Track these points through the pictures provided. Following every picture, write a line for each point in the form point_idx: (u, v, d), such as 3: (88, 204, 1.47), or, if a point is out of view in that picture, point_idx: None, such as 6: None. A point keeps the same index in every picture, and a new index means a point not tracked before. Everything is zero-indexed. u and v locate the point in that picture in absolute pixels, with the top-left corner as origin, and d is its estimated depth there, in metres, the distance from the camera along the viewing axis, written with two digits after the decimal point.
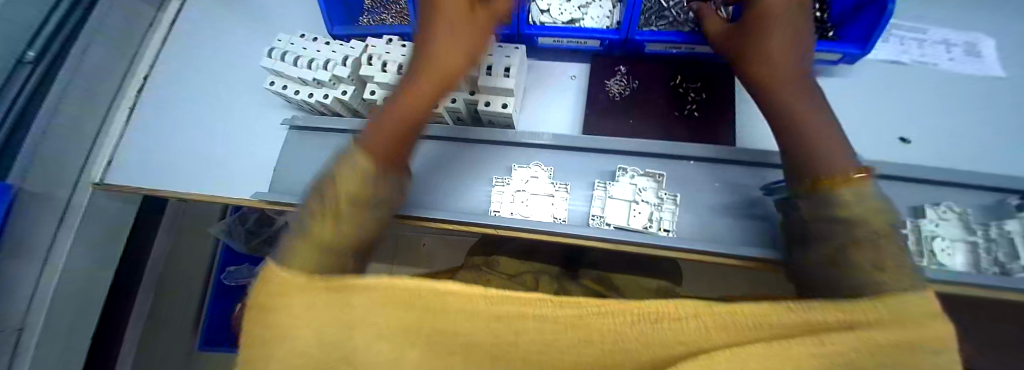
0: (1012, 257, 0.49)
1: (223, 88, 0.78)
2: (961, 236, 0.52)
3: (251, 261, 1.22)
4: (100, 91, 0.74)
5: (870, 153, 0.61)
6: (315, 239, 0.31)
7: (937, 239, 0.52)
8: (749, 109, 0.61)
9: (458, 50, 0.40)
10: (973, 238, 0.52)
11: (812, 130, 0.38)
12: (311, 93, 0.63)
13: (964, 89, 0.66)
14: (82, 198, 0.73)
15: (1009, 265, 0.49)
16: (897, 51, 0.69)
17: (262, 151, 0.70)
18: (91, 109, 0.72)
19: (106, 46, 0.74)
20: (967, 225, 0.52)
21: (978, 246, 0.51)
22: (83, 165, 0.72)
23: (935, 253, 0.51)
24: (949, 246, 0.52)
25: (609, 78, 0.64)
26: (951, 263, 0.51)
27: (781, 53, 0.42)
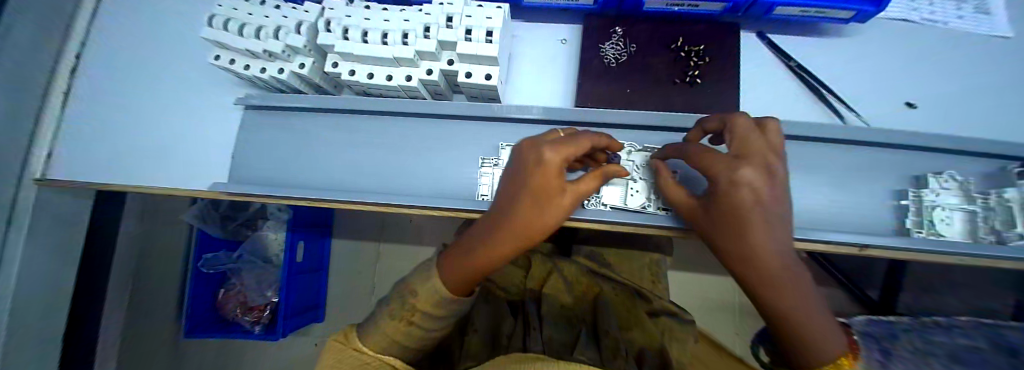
0: (1008, 226, 0.49)
1: (162, 64, 0.67)
2: (961, 205, 0.51)
3: (228, 247, 1.24)
4: (36, 75, 0.60)
5: (872, 121, 0.56)
6: (396, 330, 0.40)
7: (938, 209, 0.50)
8: (753, 74, 0.57)
9: (544, 206, 0.40)
10: (971, 207, 0.50)
11: (792, 310, 0.36)
12: (263, 67, 0.54)
13: (977, 50, 0.59)
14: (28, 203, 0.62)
15: (1005, 233, 0.49)
16: (908, 7, 0.62)
17: (215, 136, 0.62)
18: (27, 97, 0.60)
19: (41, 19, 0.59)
20: (967, 194, 0.51)
21: (978, 215, 0.50)
22: (21, 161, 0.60)
23: (934, 223, 0.50)
24: (948, 216, 0.51)
25: (604, 41, 0.57)
26: (948, 234, 0.50)
27: (769, 233, 0.35)
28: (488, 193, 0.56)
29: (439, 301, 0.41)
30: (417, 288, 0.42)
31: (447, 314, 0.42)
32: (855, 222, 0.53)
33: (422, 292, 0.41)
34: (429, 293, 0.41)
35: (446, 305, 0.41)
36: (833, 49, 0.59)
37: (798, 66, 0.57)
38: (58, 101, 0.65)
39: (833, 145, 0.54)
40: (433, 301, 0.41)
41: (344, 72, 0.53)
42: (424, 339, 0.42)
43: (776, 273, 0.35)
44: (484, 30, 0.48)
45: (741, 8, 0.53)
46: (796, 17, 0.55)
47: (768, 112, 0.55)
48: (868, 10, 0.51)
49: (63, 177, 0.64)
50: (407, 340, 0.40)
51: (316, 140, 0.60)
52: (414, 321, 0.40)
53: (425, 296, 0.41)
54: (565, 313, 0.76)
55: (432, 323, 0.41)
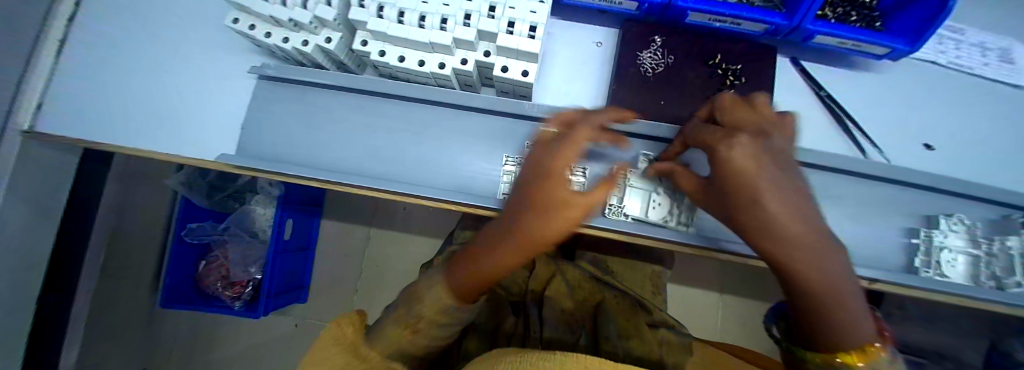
0: (1008, 273, 0.50)
1: (169, 20, 0.63)
2: (964, 248, 0.53)
3: (215, 218, 1.19)
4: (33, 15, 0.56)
5: (895, 158, 0.57)
6: (399, 338, 0.42)
7: (945, 250, 0.52)
8: (784, 99, 0.57)
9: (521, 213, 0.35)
10: (976, 250, 0.52)
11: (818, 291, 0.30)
12: (286, 37, 0.51)
13: (993, 100, 0.61)
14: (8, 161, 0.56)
15: (1005, 280, 0.50)
16: (937, 50, 0.62)
17: (223, 105, 0.59)
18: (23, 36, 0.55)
19: None
20: (973, 239, 0.52)
21: (980, 259, 0.52)
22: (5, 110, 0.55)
23: (941, 264, 0.52)
24: (953, 258, 0.52)
25: (643, 49, 0.56)
26: (952, 274, 0.52)
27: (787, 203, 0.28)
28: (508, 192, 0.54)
29: (441, 306, 0.42)
30: (423, 296, 0.44)
31: (454, 321, 0.43)
32: (867, 255, 0.54)
33: (429, 300, 0.42)
34: (434, 301, 0.42)
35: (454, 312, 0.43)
36: (863, 83, 0.59)
37: (828, 96, 0.56)
38: (50, 49, 0.60)
39: (855, 178, 0.54)
40: (436, 309, 0.42)
41: (374, 52, 0.50)
42: (430, 342, 0.44)
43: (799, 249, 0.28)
44: (528, 25, 0.46)
45: (782, 32, 0.53)
46: (832, 47, 0.55)
47: (794, 139, 0.56)
48: (903, 49, 0.52)
49: (48, 130, 0.59)
50: (417, 344, 0.43)
51: (331, 119, 0.57)
52: (419, 328, 0.42)
53: (431, 306, 0.42)
54: (567, 318, 0.73)
55: (437, 330, 0.43)
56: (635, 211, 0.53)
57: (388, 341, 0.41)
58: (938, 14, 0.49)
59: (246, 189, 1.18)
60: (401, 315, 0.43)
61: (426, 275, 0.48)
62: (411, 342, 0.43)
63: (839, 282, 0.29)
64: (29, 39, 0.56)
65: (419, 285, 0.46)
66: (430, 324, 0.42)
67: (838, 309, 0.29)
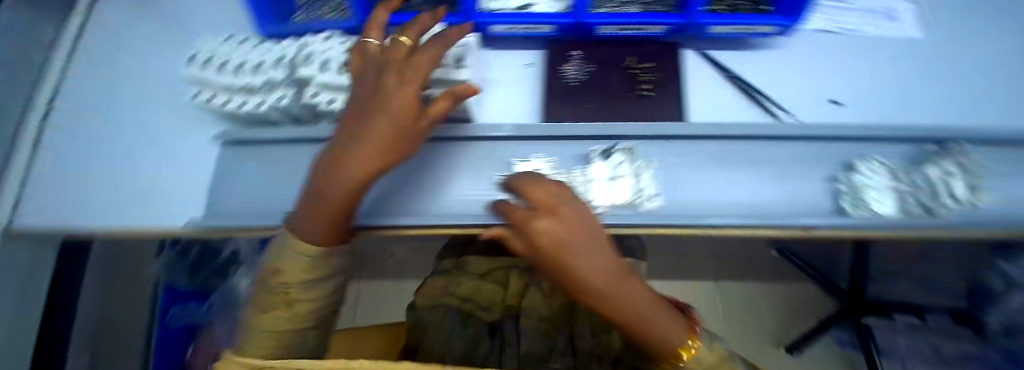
0: (936, 199, 0.54)
1: (142, 106, 0.69)
2: (891, 185, 0.56)
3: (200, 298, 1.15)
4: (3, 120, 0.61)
5: (807, 117, 0.62)
6: (274, 316, 0.46)
7: (871, 189, 0.55)
8: (699, 84, 0.63)
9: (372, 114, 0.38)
10: (901, 184, 0.56)
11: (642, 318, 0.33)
12: (242, 101, 0.56)
13: (887, 54, 0.69)
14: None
15: (933, 206, 0.54)
16: (823, 20, 0.72)
17: (191, 174, 0.63)
18: None
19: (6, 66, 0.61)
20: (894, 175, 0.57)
21: (906, 192, 0.56)
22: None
23: (870, 203, 0.54)
24: (882, 193, 0.55)
25: (565, 64, 0.64)
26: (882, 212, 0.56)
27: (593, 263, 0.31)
28: (461, 209, 0.58)
29: (309, 263, 0.45)
30: (276, 271, 0.46)
31: (319, 276, 0.47)
32: (801, 208, 0.58)
33: (289, 277, 0.45)
34: (296, 271, 0.45)
35: (308, 277, 0.46)
36: (764, 59, 0.67)
37: (735, 76, 0.64)
38: (26, 147, 0.64)
39: (775, 140, 0.59)
40: (302, 267, 0.45)
41: (321, 102, 0.54)
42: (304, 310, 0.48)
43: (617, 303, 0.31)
44: (454, 58, 0.55)
45: (681, 29, 0.61)
46: (727, 33, 0.63)
47: (715, 116, 0.61)
48: (785, 24, 0.59)
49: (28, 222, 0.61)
50: (290, 318, 0.47)
51: (291, 168, 0.60)
52: (291, 303, 0.47)
53: (293, 281, 0.45)
54: (546, 329, 0.76)
55: (309, 292, 0.47)
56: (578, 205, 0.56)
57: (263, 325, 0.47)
58: None
59: (226, 264, 1.14)
60: (267, 300, 0.47)
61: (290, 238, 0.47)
62: (289, 326, 0.47)
63: (642, 308, 0.33)
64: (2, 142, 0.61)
65: (268, 261, 0.48)
66: (299, 303, 0.47)
67: (643, 325, 0.34)
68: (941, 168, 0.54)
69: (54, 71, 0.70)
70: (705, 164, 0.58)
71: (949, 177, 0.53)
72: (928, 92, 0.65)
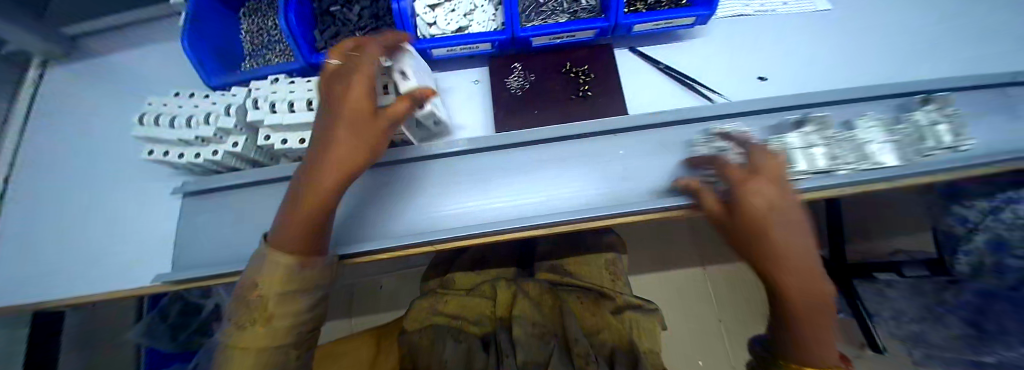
0: (933, 142, 0.54)
1: (98, 170, 0.70)
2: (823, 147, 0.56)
3: (184, 358, 1.12)
4: None
5: (738, 95, 0.67)
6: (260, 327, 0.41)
7: (868, 142, 0.55)
8: (634, 79, 0.68)
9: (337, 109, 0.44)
10: (826, 143, 0.56)
11: (803, 308, 0.40)
12: (197, 152, 0.58)
13: (804, 28, 0.74)
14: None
15: (930, 150, 0.54)
16: (743, 4, 0.77)
17: (152, 230, 0.63)
18: None
19: None
20: (887, 127, 0.57)
21: (901, 141, 0.55)
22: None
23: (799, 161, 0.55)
24: (880, 145, 0.55)
25: (508, 76, 0.67)
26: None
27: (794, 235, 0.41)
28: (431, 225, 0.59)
29: (286, 273, 0.43)
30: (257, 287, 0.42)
31: (301, 286, 0.44)
32: None
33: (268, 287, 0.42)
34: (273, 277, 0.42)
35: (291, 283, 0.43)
36: (693, 47, 0.71)
37: (666, 67, 0.68)
38: None
39: (713, 120, 0.63)
40: (281, 277, 0.42)
41: (276, 143, 0.57)
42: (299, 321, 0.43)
43: (811, 276, 0.40)
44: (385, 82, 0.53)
45: (608, 31, 0.65)
46: (653, 29, 0.68)
47: (654, 106, 0.65)
48: (705, 13, 0.63)
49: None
50: (273, 336, 0.42)
51: (253, 209, 0.60)
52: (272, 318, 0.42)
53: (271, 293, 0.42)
54: (541, 333, 0.73)
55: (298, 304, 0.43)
56: (546, 207, 0.58)
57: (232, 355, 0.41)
58: None
59: (209, 319, 1.12)
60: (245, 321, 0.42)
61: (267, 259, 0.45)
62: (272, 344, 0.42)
63: (824, 287, 0.41)
64: None
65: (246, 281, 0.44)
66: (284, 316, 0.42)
67: (805, 318, 0.40)
68: (927, 114, 0.55)
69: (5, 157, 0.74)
70: (652, 149, 0.60)
71: (871, 139, 0.55)
72: (843, 58, 0.71)
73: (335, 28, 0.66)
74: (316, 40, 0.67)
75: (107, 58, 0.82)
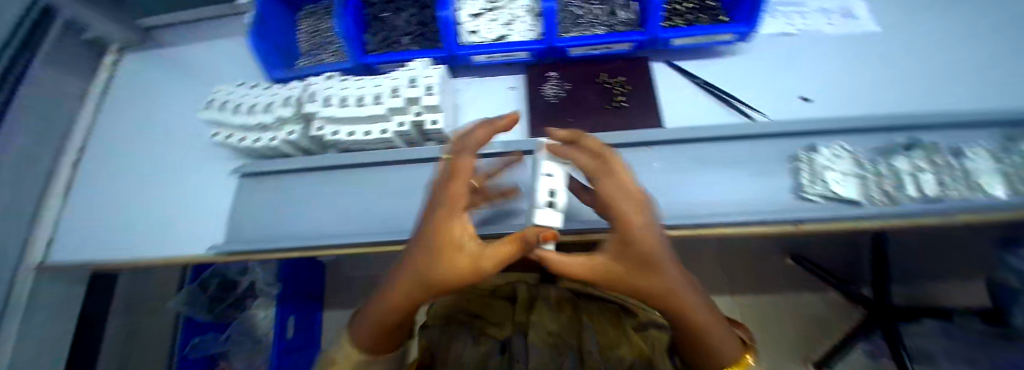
0: None
1: (162, 148, 0.78)
2: (852, 170, 0.59)
3: (217, 329, 1.20)
4: (31, 177, 0.74)
5: (778, 115, 0.65)
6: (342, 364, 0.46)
7: (978, 171, 0.54)
8: (670, 92, 0.68)
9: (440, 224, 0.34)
10: (933, 168, 0.56)
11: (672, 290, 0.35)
12: (255, 137, 0.63)
13: (851, 50, 0.72)
14: (18, 297, 0.71)
15: None
16: (787, 23, 0.76)
17: (208, 206, 0.69)
18: (27, 191, 0.73)
19: (29, 132, 0.74)
20: (997, 158, 0.55)
21: (1012, 174, 0.53)
22: (21, 251, 0.71)
23: (828, 179, 0.56)
24: (988, 176, 0.53)
25: (544, 84, 0.70)
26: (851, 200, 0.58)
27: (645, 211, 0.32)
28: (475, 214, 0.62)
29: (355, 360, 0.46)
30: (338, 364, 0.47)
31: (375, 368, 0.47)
32: (787, 202, 0.59)
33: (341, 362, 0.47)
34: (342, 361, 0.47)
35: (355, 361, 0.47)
36: (732, 63, 0.71)
37: (705, 83, 0.67)
38: (56, 199, 0.78)
39: (750, 138, 0.62)
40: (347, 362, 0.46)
41: (328, 133, 0.62)
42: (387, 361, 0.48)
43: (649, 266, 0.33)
44: (425, 86, 0.60)
45: (646, 45, 0.66)
46: (692, 44, 0.68)
47: (689, 121, 0.65)
48: (745, 31, 0.63)
49: (59, 261, 0.73)
50: None
51: (302, 194, 0.66)
52: None
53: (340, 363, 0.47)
54: (554, 342, 0.73)
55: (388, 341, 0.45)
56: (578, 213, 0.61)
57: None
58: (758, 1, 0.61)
59: (243, 296, 1.20)
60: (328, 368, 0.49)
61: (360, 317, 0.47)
62: None
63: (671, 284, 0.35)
64: (33, 196, 0.74)
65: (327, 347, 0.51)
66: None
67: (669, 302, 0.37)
68: None
69: (81, 134, 0.85)
70: (681, 165, 0.61)
71: (980, 168, 0.54)
72: (895, 83, 0.68)
73: (384, 32, 0.71)
74: (366, 43, 0.71)
75: (177, 48, 0.92)
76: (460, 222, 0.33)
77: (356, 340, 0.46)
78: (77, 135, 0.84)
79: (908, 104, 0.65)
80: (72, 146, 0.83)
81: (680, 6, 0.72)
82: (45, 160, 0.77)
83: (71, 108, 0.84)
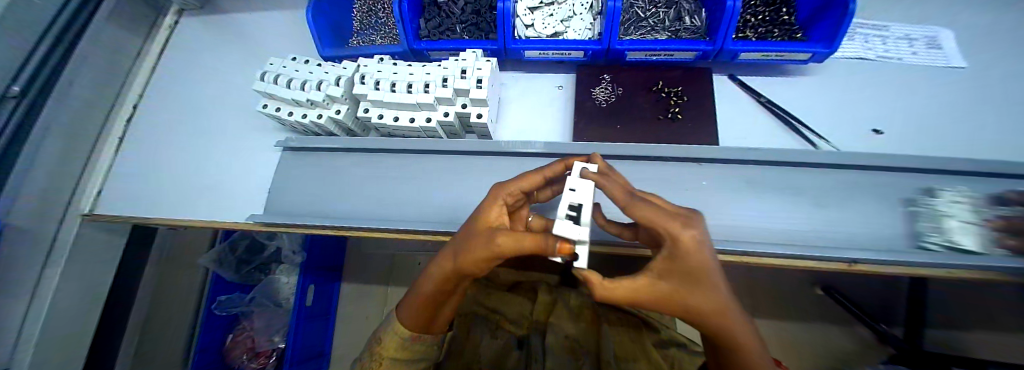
0: None
1: (211, 113, 0.81)
2: (975, 220, 0.51)
3: (241, 289, 1.27)
4: (89, 126, 0.78)
5: (845, 145, 0.61)
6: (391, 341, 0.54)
7: None
8: (728, 108, 0.65)
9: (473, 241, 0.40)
10: None
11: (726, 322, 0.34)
12: (304, 113, 0.63)
13: (935, 82, 0.66)
14: (67, 240, 0.75)
15: None
16: (864, 47, 0.70)
17: (251, 175, 0.71)
18: (83, 139, 0.77)
19: (88, 84, 0.77)
20: None
21: None
22: (69, 203, 0.75)
23: (952, 230, 0.51)
24: None
25: (595, 86, 0.67)
26: (918, 246, 0.54)
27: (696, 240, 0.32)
28: None
29: (402, 338, 0.53)
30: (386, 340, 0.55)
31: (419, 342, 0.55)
32: (846, 240, 0.55)
33: (390, 340, 0.54)
34: (392, 339, 0.54)
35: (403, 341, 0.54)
36: (798, 84, 0.66)
37: (769, 101, 0.64)
38: (109, 148, 0.82)
39: (811, 168, 0.58)
40: (397, 340, 0.54)
41: (374, 116, 0.62)
42: (427, 340, 0.55)
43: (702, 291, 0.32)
44: (476, 78, 0.59)
45: (711, 56, 0.62)
46: (761, 60, 0.63)
47: (745, 142, 0.62)
48: (824, 51, 0.58)
49: (106, 213, 0.78)
50: (394, 352, 0.54)
51: (342, 173, 0.66)
52: (382, 362, 0.55)
53: (390, 342, 0.54)
54: (571, 348, 0.74)
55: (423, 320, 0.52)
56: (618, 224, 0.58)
57: (371, 366, 0.55)
58: (843, 20, 0.56)
59: (270, 260, 1.28)
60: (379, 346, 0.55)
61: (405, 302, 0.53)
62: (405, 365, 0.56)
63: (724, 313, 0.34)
64: (90, 142, 0.79)
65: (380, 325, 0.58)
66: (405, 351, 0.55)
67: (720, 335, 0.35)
68: None
69: (134, 92, 0.88)
70: (735, 187, 0.57)
71: None
72: (981, 123, 0.62)
73: (440, 19, 0.70)
74: (421, 28, 0.71)
75: (231, 15, 0.93)
76: (497, 209, 0.42)
77: (401, 322, 0.53)
78: (131, 93, 0.87)
79: (993, 152, 0.59)
80: (126, 100, 0.86)
81: (754, 17, 0.68)
82: (102, 111, 0.81)
83: (124, 67, 0.86)
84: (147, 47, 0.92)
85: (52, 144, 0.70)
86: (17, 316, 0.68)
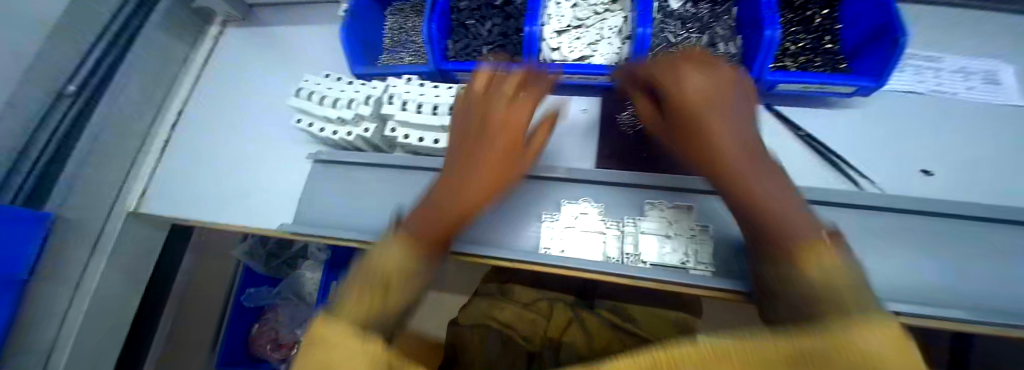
0: None
1: (249, 120, 0.86)
2: None
3: (270, 282, 1.33)
4: (137, 126, 0.85)
5: (887, 187, 0.57)
6: (396, 263, 0.39)
7: None
8: (762, 141, 0.62)
9: (472, 190, 0.43)
10: None
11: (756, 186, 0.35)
12: (334, 130, 0.66)
13: (990, 122, 0.61)
14: (112, 231, 0.81)
15: None
16: (915, 80, 0.65)
17: (282, 183, 0.75)
18: (132, 140, 0.83)
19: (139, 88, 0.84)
20: None
21: None
22: (117, 197, 0.82)
23: None
24: None
25: (622, 112, 0.68)
26: (969, 304, 0.49)
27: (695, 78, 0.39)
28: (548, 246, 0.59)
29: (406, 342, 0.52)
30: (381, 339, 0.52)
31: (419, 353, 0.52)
32: (886, 291, 0.51)
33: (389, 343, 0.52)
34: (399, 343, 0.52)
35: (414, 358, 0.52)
36: (838, 118, 0.63)
37: (806, 135, 0.61)
38: (156, 148, 0.88)
39: (849, 210, 0.54)
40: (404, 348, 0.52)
41: (399, 136, 0.63)
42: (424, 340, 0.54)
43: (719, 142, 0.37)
44: None
45: (745, 85, 0.60)
46: (801, 91, 0.60)
47: None
48: (870, 86, 0.54)
49: (149, 211, 0.83)
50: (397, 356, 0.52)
51: (365, 188, 0.69)
52: None
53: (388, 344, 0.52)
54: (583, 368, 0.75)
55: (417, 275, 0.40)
56: (652, 256, 0.56)
57: None
58: (892, 53, 0.53)
59: (298, 255, 1.29)
60: None
61: (377, 245, 0.43)
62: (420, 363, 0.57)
63: (741, 135, 0.37)
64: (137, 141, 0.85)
65: None
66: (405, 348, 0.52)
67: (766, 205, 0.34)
68: None
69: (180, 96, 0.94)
70: None
71: None
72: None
73: (467, 40, 0.71)
74: (449, 49, 0.72)
75: (271, 26, 0.99)
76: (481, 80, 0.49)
77: None
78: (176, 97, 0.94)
79: None
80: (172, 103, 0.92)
81: (793, 45, 0.65)
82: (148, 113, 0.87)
83: (172, 74, 0.92)
84: (193, 53, 0.98)
85: (107, 146, 0.78)
86: (65, 301, 0.75)
